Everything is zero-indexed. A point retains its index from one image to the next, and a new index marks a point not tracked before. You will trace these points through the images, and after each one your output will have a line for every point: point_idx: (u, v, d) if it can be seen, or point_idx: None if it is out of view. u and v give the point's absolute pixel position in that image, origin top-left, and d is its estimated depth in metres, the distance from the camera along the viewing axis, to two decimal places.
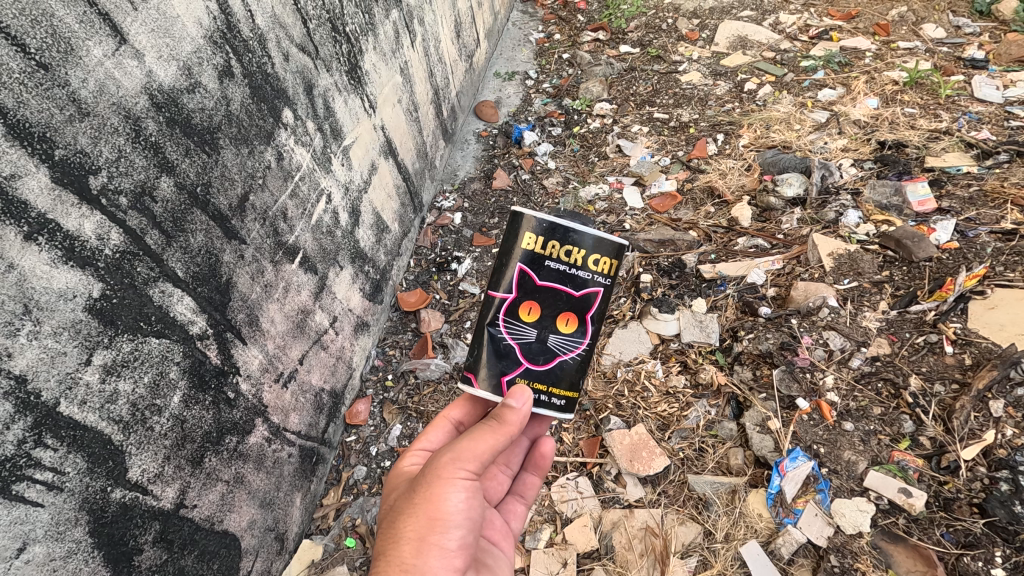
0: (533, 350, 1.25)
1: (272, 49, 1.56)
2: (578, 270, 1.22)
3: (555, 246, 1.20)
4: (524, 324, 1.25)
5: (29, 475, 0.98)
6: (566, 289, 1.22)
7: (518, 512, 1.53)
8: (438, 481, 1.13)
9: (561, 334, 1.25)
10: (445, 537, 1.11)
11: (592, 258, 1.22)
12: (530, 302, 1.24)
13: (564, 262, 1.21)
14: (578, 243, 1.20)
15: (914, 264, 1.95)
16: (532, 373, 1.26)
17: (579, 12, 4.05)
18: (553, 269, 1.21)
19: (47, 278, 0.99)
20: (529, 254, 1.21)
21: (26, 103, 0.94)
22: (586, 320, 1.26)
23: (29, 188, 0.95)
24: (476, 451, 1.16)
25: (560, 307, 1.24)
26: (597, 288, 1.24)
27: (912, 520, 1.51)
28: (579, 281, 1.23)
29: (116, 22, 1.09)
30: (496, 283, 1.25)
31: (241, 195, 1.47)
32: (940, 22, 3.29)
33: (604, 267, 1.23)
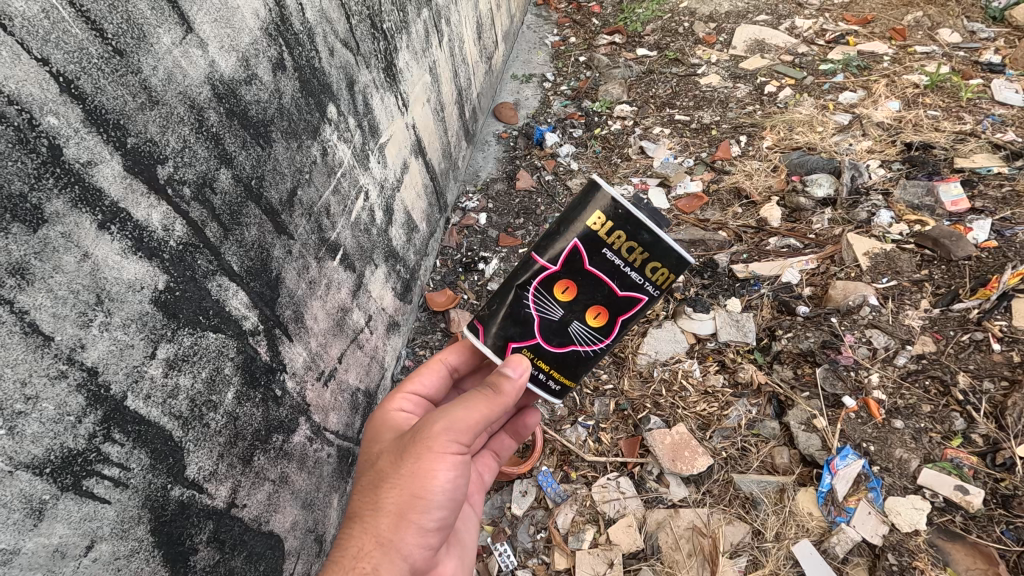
0: (550, 328, 1.25)
1: (319, 43, 1.55)
2: (631, 271, 1.17)
3: (618, 236, 1.15)
4: (554, 302, 1.23)
5: (98, 471, 0.95)
6: (611, 284, 1.19)
7: (491, 468, 1.56)
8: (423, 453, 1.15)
9: (585, 325, 1.24)
10: (425, 515, 1.15)
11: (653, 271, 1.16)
12: (567, 282, 1.22)
13: (620, 256, 1.16)
14: (644, 245, 1.14)
15: (953, 263, 2.05)
16: (542, 348, 1.26)
17: (593, 16, 4.06)
18: (604, 259, 1.17)
19: (118, 268, 0.96)
20: (588, 236, 1.17)
21: (103, 89, 0.91)
22: (614, 320, 1.23)
23: (103, 176, 0.93)
24: (466, 426, 1.17)
25: (596, 298, 1.22)
26: (643, 296, 1.19)
27: (969, 518, 1.57)
28: (629, 282, 1.18)
29: (184, 10, 1.07)
30: (544, 248, 1.22)
31: (290, 189, 1.45)
32: (956, 27, 3.32)
33: (659, 279, 1.16)
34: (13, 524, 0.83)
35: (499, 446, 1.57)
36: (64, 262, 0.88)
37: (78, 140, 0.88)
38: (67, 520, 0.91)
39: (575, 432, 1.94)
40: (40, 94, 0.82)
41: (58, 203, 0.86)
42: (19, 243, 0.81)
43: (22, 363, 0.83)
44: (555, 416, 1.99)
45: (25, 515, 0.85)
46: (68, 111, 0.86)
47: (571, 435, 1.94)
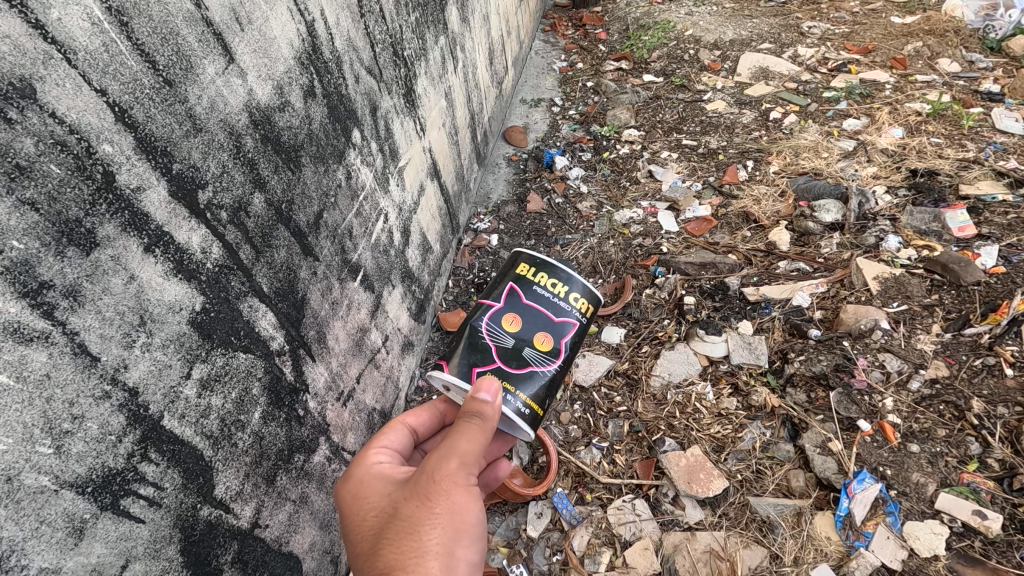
0: (512, 355, 1.32)
1: (346, 71, 1.60)
2: (560, 301, 1.37)
3: (541, 275, 1.39)
4: (505, 333, 1.34)
5: (135, 491, 0.96)
6: (546, 312, 1.35)
7: None
8: (452, 491, 1.07)
9: (538, 349, 1.33)
10: (468, 547, 1.07)
11: (571, 294, 1.38)
12: (514, 316, 1.36)
13: (547, 290, 1.38)
14: (563, 280, 1.39)
15: (962, 288, 2.10)
16: (504, 373, 1.30)
17: (600, 42, 4.15)
18: (534, 292, 1.37)
19: (160, 290, 0.99)
20: (519, 278, 1.40)
21: (153, 117, 0.95)
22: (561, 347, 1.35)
23: (150, 201, 0.96)
24: (472, 450, 1.13)
25: (538, 325, 1.35)
26: (573, 320, 1.37)
27: (989, 543, 1.57)
28: (560, 309, 1.36)
29: (227, 42, 1.11)
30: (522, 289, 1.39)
31: (316, 213, 1.48)
32: (954, 57, 3.40)
33: (581, 308, 1.39)
34: (56, 543, 0.84)
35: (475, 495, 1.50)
36: (112, 284, 0.90)
37: (130, 166, 0.91)
38: (105, 539, 0.92)
39: (589, 453, 1.96)
40: (98, 123, 0.86)
41: (109, 227, 0.89)
42: (72, 267, 0.84)
43: (71, 383, 0.85)
44: (569, 437, 2.01)
45: (67, 534, 0.86)
46: (121, 139, 0.89)
47: (586, 457, 1.95)
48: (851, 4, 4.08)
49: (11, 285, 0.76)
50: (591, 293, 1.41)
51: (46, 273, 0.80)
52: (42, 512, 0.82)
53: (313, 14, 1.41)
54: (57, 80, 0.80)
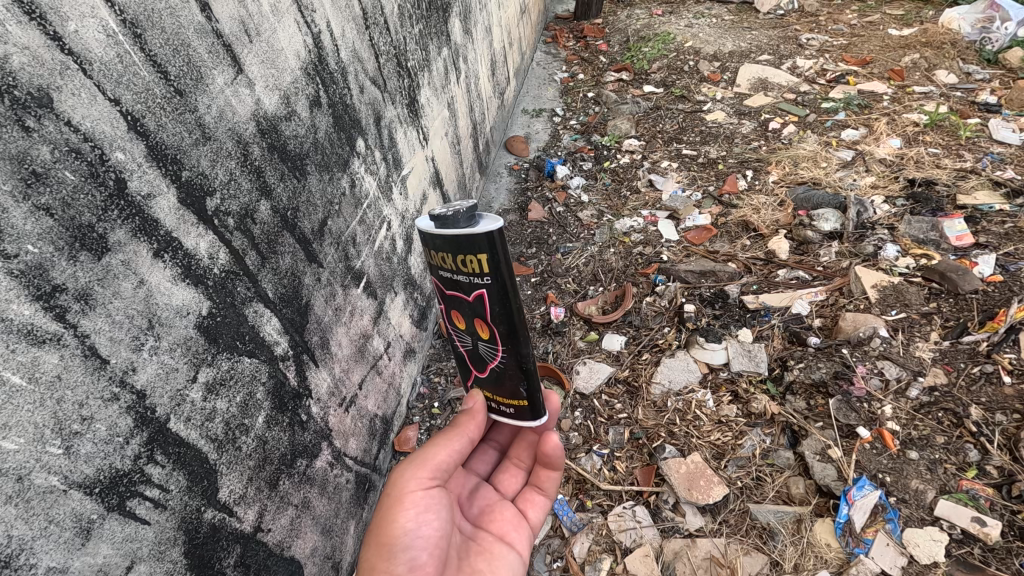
0: (474, 355, 1.30)
1: (351, 81, 1.63)
2: (455, 275, 1.16)
3: (429, 256, 1.17)
4: (457, 332, 1.29)
5: (141, 492, 0.98)
6: (459, 297, 1.19)
7: (536, 505, 1.44)
8: (391, 503, 1.22)
9: (483, 340, 1.25)
10: (394, 559, 1.17)
11: (458, 259, 1.12)
12: (451, 312, 1.27)
13: (443, 270, 1.17)
14: (442, 249, 1.13)
15: (960, 296, 2.11)
16: (479, 379, 1.34)
17: (601, 53, 4.20)
18: (438, 279, 1.20)
19: (168, 294, 1.01)
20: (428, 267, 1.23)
21: (164, 126, 0.98)
22: (491, 323, 1.20)
23: (160, 208, 0.98)
24: (423, 460, 1.25)
25: (465, 313, 1.22)
26: (481, 290, 1.15)
27: (988, 550, 1.58)
28: (465, 287, 1.17)
29: (236, 53, 1.14)
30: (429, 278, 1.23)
31: (320, 220, 1.50)
32: (952, 69, 3.43)
33: (477, 267, 1.11)
34: (63, 543, 0.86)
35: (539, 480, 1.46)
36: (122, 288, 0.92)
37: (141, 173, 0.94)
38: (111, 540, 0.93)
39: (590, 460, 1.97)
40: (111, 132, 0.88)
41: (120, 232, 0.91)
42: (84, 271, 0.86)
43: (81, 385, 0.86)
44: (570, 444, 2.02)
45: (74, 534, 0.87)
46: (133, 147, 0.92)
47: (587, 463, 1.96)
48: (849, 16, 4.14)
49: (26, 288, 0.78)
50: (473, 240, 1.08)
51: (60, 277, 0.82)
52: (50, 512, 0.83)
53: (320, 26, 1.44)
54: (73, 90, 0.82)
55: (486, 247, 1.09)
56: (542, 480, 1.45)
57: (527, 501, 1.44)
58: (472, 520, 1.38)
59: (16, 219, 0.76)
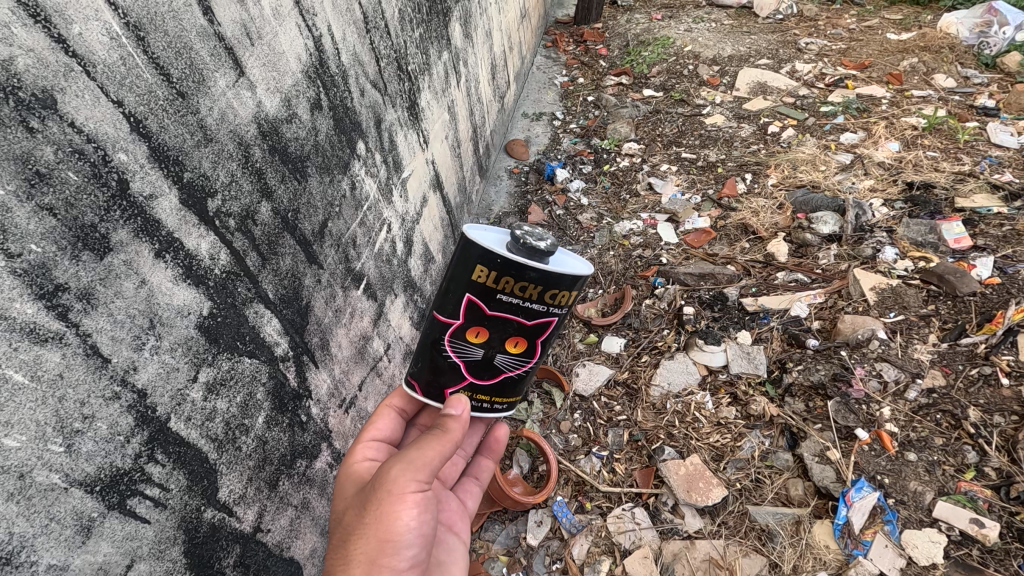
0: (483, 366, 1.23)
1: (352, 85, 1.64)
2: (532, 304, 1.14)
3: (506, 281, 1.11)
4: (471, 346, 1.21)
5: (141, 491, 0.98)
6: (518, 320, 1.16)
7: (474, 493, 1.49)
8: (390, 499, 1.07)
9: (510, 353, 1.22)
10: (396, 557, 1.06)
11: (548, 292, 1.13)
12: (479, 327, 1.19)
13: (515, 296, 1.13)
14: (533, 280, 1.10)
15: (958, 298, 2.12)
16: (476, 386, 1.26)
17: (601, 58, 4.22)
18: (498, 302, 1.14)
19: (170, 295, 1.02)
20: (475, 285, 1.13)
21: (166, 127, 0.99)
22: (536, 344, 1.22)
23: (162, 208, 0.99)
24: (425, 459, 1.11)
25: (509, 333, 1.19)
26: (552, 318, 1.17)
27: (986, 551, 1.58)
28: (534, 314, 1.16)
29: (238, 56, 1.15)
30: (481, 297, 1.14)
31: (321, 222, 1.51)
32: (950, 73, 3.45)
33: (563, 302, 1.15)
34: (63, 541, 0.86)
35: (478, 470, 1.53)
36: (124, 288, 0.93)
37: (143, 174, 0.95)
38: (111, 538, 0.94)
39: (589, 462, 1.97)
40: (114, 133, 0.89)
41: (122, 232, 0.92)
42: (86, 270, 0.86)
43: (82, 383, 0.87)
44: (570, 446, 2.02)
45: (75, 532, 0.88)
46: (135, 148, 0.93)
47: (586, 465, 1.97)
48: (848, 21, 4.16)
49: (28, 286, 0.78)
50: (572, 280, 1.12)
51: (62, 276, 0.83)
52: (51, 509, 0.84)
53: (321, 29, 1.46)
54: (77, 91, 0.83)
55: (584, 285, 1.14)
56: (480, 471, 1.53)
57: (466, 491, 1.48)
58: None
59: (19, 219, 0.77)
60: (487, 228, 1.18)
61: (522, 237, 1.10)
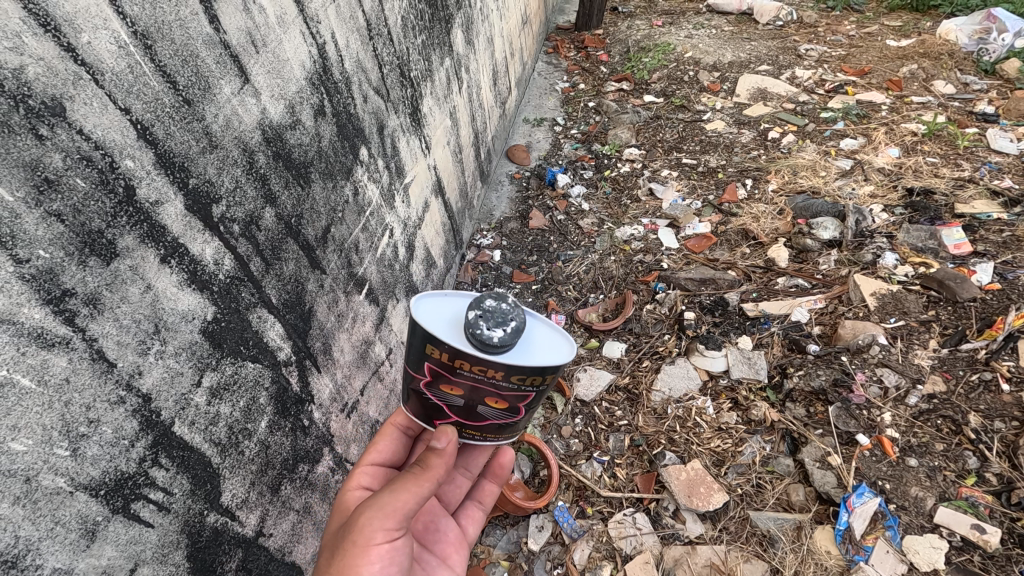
0: (464, 414, 1.19)
1: (355, 91, 1.65)
2: (500, 383, 1.07)
3: (467, 364, 1.05)
4: (449, 396, 1.16)
5: (145, 494, 0.99)
6: (487, 392, 1.10)
7: (476, 519, 1.48)
8: (354, 550, 1.06)
9: (491, 408, 1.15)
10: None
11: (514, 377, 1.05)
12: (450, 387, 1.13)
13: (480, 374, 1.06)
14: (495, 367, 1.03)
15: (959, 304, 2.13)
16: (464, 425, 1.22)
17: (602, 64, 4.25)
18: (464, 376, 1.08)
19: (175, 300, 1.02)
20: (436, 361, 1.08)
21: (172, 134, 1.00)
22: (514, 407, 1.15)
23: (167, 214, 1.00)
24: (395, 507, 1.09)
25: (482, 398, 1.13)
26: (525, 395, 1.10)
27: (988, 557, 1.58)
28: (505, 389, 1.09)
29: (243, 64, 1.17)
30: (447, 367, 1.08)
31: (324, 227, 1.52)
32: (950, 79, 3.47)
33: (535, 381, 1.07)
34: (69, 544, 0.87)
35: (482, 494, 1.50)
36: (130, 293, 0.93)
37: (149, 181, 0.96)
38: (115, 542, 0.94)
39: (591, 467, 1.97)
40: (121, 140, 0.90)
41: (129, 238, 0.93)
42: (93, 275, 0.87)
43: (88, 388, 0.88)
44: (571, 451, 2.02)
45: (80, 536, 0.88)
46: (142, 155, 0.94)
47: (588, 470, 1.97)
48: (848, 27, 4.18)
49: (36, 292, 0.79)
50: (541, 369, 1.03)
51: (70, 282, 0.84)
52: (57, 513, 0.85)
53: (324, 37, 1.47)
54: (85, 99, 0.84)
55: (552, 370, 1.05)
56: (484, 494, 1.51)
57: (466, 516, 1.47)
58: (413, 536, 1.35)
59: (28, 225, 0.78)
60: (442, 296, 1.11)
61: (473, 329, 1.01)
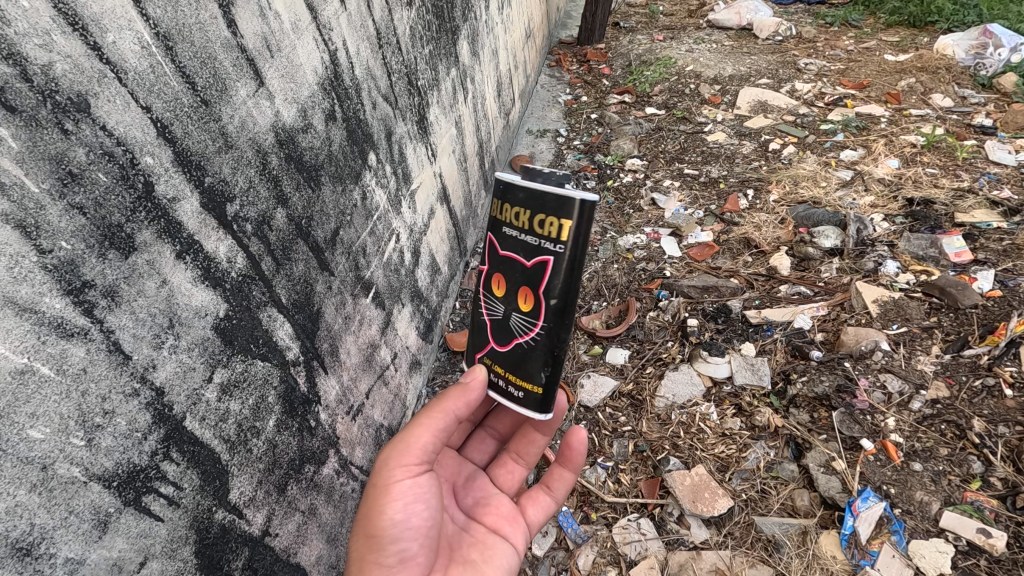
0: (501, 326, 1.31)
1: (365, 98, 1.69)
2: (528, 235, 1.20)
3: (507, 210, 1.23)
4: (495, 299, 1.31)
5: (156, 488, 0.99)
6: (519, 258, 1.22)
7: (540, 503, 1.44)
8: (378, 492, 1.23)
9: (521, 310, 1.26)
10: (384, 548, 1.20)
11: (537, 219, 1.18)
12: (498, 276, 1.29)
13: (514, 227, 1.21)
14: (523, 203, 1.19)
15: (960, 310, 2.14)
16: (495, 354, 1.32)
17: (603, 77, 4.31)
18: (506, 236, 1.25)
19: (189, 295, 1.04)
20: (492, 221, 1.27)
21: (190, 133, 1.02)
22: (540, 296, 1.22)
23: (184, 211, 1.02)
24: (407, 446, 1.24)
25: (517, 279, 1.24)
26: (547, 256, 1.18)
27: (994, 561, 1.57)
28: (531, 251, 1.21)
29: (258, 68, 1.20)
30: (495, 231, 1.27)
31: (333, 230, 1.54)
32: (948, 92, 3.51)
33: (553, 232, 1.16)
34: (81, 534, 0.87)
35: (551, 480, 1.45)
36: (147, 287, 0.95)
37: (167, 178, 0.98)
38: (126, 535, 0.95)
39: (595, 472, 1.97)
40: (141, 137, 0.92)
41: (147, 233, 0.95)
42: (112, 268, 0.89)
43: (104, 379, 0.89)
44: None
45: (92, 526, 0.89)
46: (162, 153, 0.96)
47: (591, 476, 1.97)
48: (846, 42, 4.25)
49: (58, 282, 0.81)
50: (561, 202, 1.14)
51: (90, 274, 0.85)
52: (71, 502, 0.85)
53: (336, 44, 1.51)
54: (109, 96, 0.87)
55: (571, 214, 1.14)
56: (553, 481, 1.46)
57: (529, 499, 1.45)
58: (466, 510, 1.40)
59: (52, 217, 0.80)
60: None
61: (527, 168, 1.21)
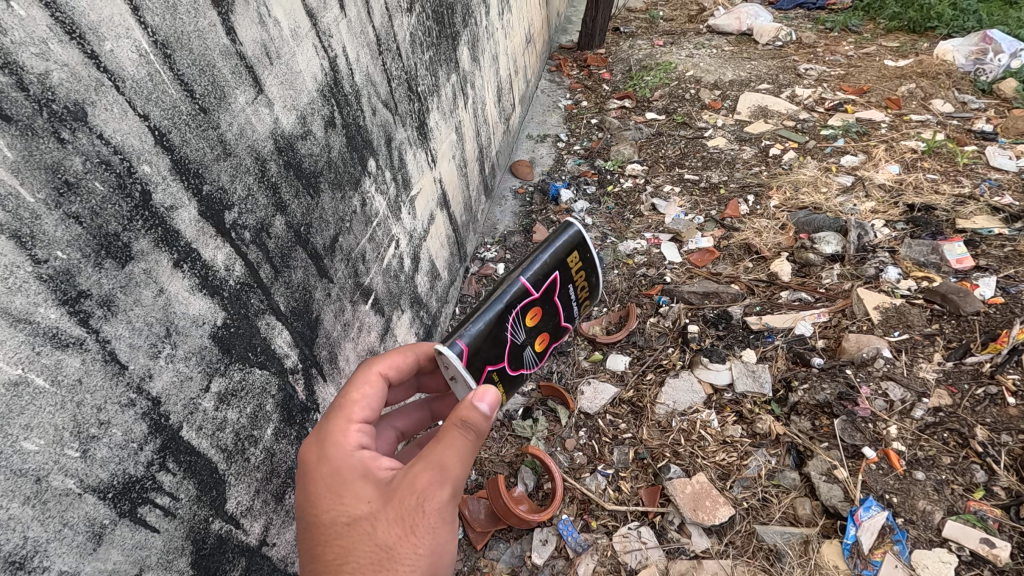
0: (518, 352, 1.48)
1: (364, 104, 1.68)
2: (575, 305, 1.58)
3: (578, 277, 1.54)
4: (524, 326, 1.47)
5: (152, 499, 0.98)
6: (562, 315, 1.56)
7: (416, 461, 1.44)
8: (437, 521, 0.99)
9: (537, 343, 1.52)
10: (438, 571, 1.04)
11: (584, 298, 1.59)
12: (537, 312, 1.48)
13: (574, 293, 1.55)
14: (587, 281, 1.57)
15: (962, 317, 2.14)
16: (504, 373, 1.47)
17: (603, 82, 4.31)
18: (566, 292, 1.53)
19: (186, 304, 1.03)
20: (562, 269, 1.49)
21: (188, 141, 1.02)
22: (553, 341, 1.58)
23: (181, 219, 1.01)
24: (464, 472, 1.01)
25: (548, 325, 1.54)
26: (571, 325, 1.62)
27: (998, 571, 1.56)
28: (570, 315, 1.59)
29: (258, 75, 1.19)
30: (558, 278, 1.49)
31: (332, 237, 1.53)
32: (948, 98, 3.51)
33: (582, 309, 1.62)
34: (76, 547, 0.86)
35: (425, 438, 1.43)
36: (143, 296, 0.94)
37: (165, 186, 0.97)
38: (122, 546, 0.94)
39: (595, 480, 1.96)
40: (139, 145, 0.92)
41: (144, 242, 0.94)
42: (108, 277, 0.88)
43: (100, 389, 0.88)
44: (574, 464, 2.01)
45: (87, 539, 0.88)
46: (159, 161, 0.96)
47: (591, 483, 1.96)
48: (846, 48, 4.25)
49: (53, 292, 0.80)
50: (596, 294, 1.63)
51: (85, 283, 0.85)
52: (65, 515, 0.84)
53: (335, 51, 1.50)
54: (106, 105, 0.86)
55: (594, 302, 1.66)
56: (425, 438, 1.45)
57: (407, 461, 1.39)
58: None
59: (48, 227, 0.79)
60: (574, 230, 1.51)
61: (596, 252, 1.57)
